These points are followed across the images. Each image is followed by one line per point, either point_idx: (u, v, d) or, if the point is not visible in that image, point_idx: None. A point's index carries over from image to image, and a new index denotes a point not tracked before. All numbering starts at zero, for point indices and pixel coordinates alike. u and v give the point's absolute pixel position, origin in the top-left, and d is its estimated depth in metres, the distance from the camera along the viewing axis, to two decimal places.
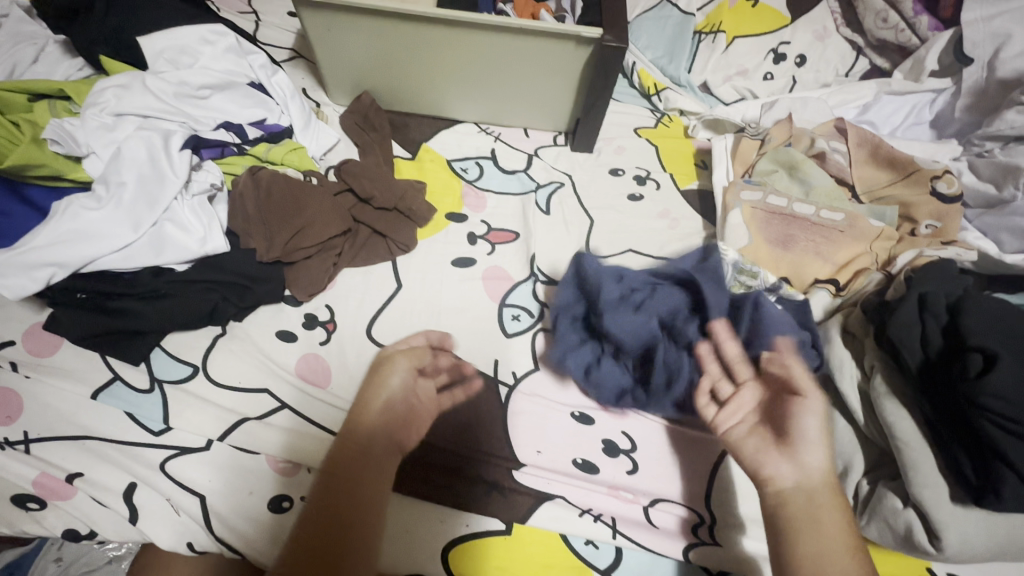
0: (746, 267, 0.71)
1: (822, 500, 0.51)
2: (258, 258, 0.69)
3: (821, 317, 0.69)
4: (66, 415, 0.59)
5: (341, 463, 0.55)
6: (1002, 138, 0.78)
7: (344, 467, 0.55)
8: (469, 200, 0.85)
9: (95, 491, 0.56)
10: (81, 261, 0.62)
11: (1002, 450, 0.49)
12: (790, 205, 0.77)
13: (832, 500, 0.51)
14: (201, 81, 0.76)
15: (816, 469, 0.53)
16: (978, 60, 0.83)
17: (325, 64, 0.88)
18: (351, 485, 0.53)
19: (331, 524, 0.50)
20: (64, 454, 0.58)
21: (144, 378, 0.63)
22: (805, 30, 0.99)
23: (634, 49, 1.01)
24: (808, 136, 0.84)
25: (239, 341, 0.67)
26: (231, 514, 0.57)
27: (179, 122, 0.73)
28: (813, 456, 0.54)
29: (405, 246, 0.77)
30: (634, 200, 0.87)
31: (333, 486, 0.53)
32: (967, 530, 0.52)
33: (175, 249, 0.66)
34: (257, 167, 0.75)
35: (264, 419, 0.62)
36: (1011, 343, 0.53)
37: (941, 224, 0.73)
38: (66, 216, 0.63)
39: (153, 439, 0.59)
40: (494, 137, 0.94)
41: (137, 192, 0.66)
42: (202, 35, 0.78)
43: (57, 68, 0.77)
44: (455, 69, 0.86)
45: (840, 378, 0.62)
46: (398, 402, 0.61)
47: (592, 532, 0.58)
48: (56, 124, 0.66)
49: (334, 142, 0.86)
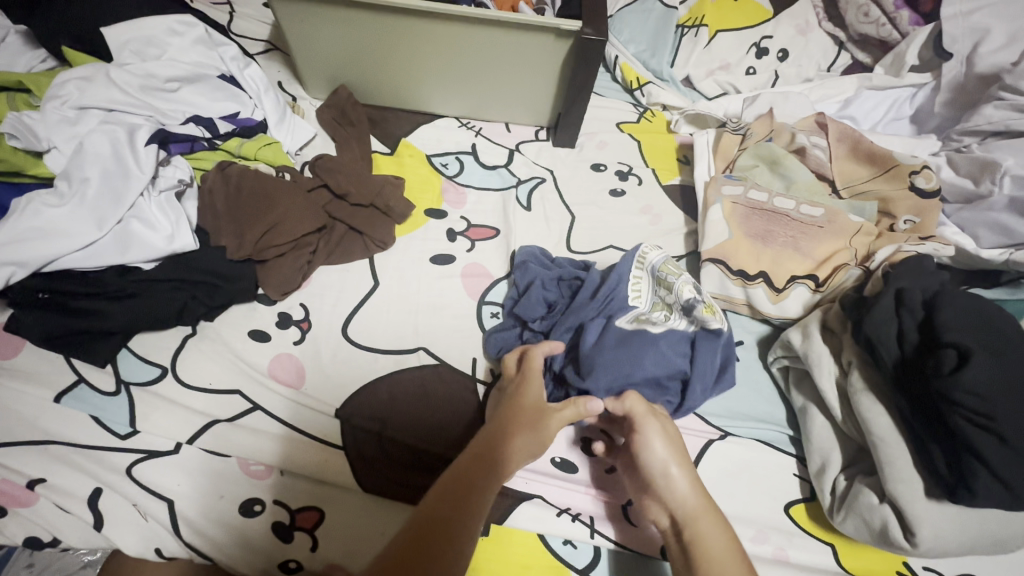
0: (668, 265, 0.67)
1: (694, 524, 0.50)
2: (229, 256, 0.67)
3: (800, 313, 0.71)
4: (27, 419, 0.57)
5: (483, 469, 0.50)
6: (980, 133, 0.78)
7: (476, 467, 0.50)
8: (449, 196, 0.84)
9: (57, 497, 0.55)
10: (42, 260, 0.60)
11: (975, 445, 0.49)
12: (771, 200, 0.77)
13: (708, 517, 0.50)
14: (169, 74, 0.74)
15: (682, 492, 0.51)
16: (958, 55, 0.83)
17: (300, 57, 0.86)
18: (473, 492, 0.48)
19: (437, 528, 0.45)
20: (25, 459, 0.56)
21: (110, 380, 0.61)
22: (787, 24, 0.98)
23: (616, 43, 1.00)
24: (789, 131, 0.84)
25: (209, 341, 0.65)
26: (199, 519, 0.55)
27: (146, 115, 0.71)
28: (675, 481, 0.52)
29: (382, 243, 0.75)
30: (616, 195, 0.86)
31: (450, 487, 0.48)
32: (941, 526, 0.52)
33: (142, 247, 0.64)
34: (227, 163, 0.73)
35: (235, 421, 0.61)
36: (984, 338, 0.53)
37: (919, 220, 0.73)
38: (26, 213, 0.61)
39: (119, 443, 0.58)
40: (474, 131, 0.92)
41: (102, 188, 0.64)
42: (170, 26, 0.76)
43: (19, 60, 0.74)
44: (434, 61, 0.84)
45: (818, 374, 0.62)
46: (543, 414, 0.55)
47: (569, 532, 0.57)
48: (13, 119, 0.64)
49: (309, 137, 0.84)
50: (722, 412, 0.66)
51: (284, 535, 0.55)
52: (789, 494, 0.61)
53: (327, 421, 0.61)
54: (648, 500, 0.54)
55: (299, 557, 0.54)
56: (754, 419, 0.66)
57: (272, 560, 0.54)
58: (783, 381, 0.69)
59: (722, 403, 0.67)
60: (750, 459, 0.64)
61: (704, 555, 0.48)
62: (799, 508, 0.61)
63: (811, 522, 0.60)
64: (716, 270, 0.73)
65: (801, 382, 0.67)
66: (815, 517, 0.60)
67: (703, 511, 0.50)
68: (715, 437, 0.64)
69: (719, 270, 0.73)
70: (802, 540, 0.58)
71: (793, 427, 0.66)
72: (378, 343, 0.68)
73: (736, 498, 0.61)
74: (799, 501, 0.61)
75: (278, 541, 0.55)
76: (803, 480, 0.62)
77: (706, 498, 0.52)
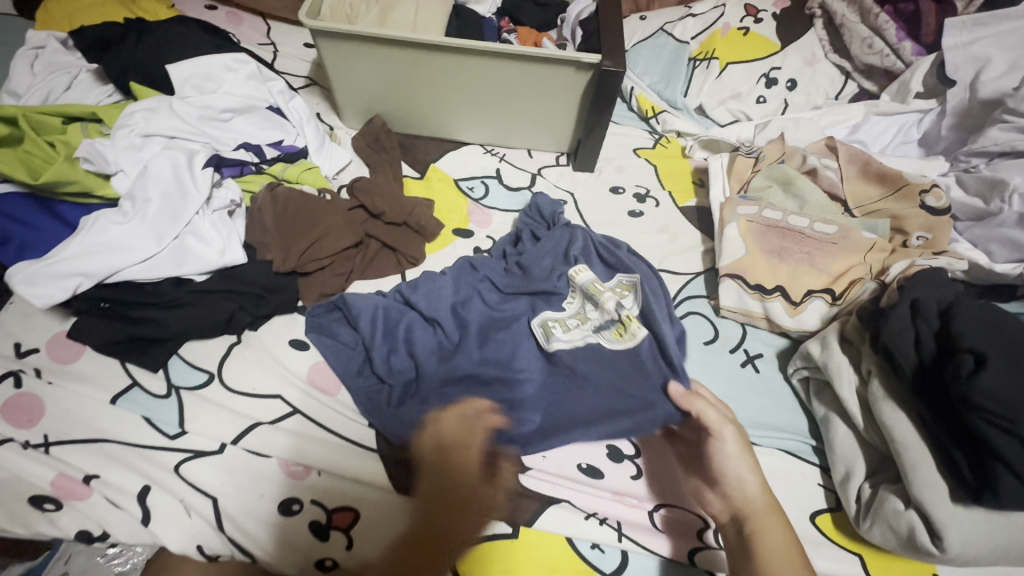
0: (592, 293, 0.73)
1: (755, 523, 0.55)
2: (275, 269, 0.72)
3: (817, 325, 0.73)
4: (85, 419, 0.61)
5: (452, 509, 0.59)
6: (987, 154, 0.80)
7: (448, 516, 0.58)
8: (475, 216, 0.89)
9: (110, 492, 0.58)
10: (106, 270, 0.65)
11: (998, 448, 0.49)
12: (785, 218, 0.80)
13: (772, 516, 0.56)
14: (224, 105, 0.80)
15: (747, 486, 0.58)
16: (961, 82, 0.86)
17: (339, 90, 0.93)
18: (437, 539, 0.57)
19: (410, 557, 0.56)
20: (81, 456, 0.59)
21: (161, 385, 0.65)
22: (795, 56, 1.03)
23: (632, 75, 1.06)
24: (800, 153, 0.87)
25: (253, 349, 0.69)
26: (242, 516, 0.58)
27: (202, 142, 0.77)
28: (750, 483, 0.58)
29: (414, 259, 0.80)
30: (634, 216, 0.90)
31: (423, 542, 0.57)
32: (969, 531, 0.52)
33: (196, 260, 0.70)
34: (276, 184, 0.78)
35: (276, 423, 0.64)
36: (1001, 344, 0.54)
37: (931, 236, 0.76)
38: (94, 229, 0.67)
39: (168, 443, 0.61)
40: (499, 157, 0.98)
41: (162, 208, 0.70)
42: (226, 64, 0.83)
43: (90, 95, 0.82)
44: (463, 93, 0.91)
45: (839, 383, 0.64)
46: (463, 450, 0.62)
47: (597, 536, 0.59)
48: (88, 144, 0.70)
49: (346, 161, 0.90)
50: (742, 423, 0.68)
51: (320, 534, 0.57)
52: (814, 504, 0.63)
53: (362, 427, 0.65)
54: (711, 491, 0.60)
55: (335, 556, 0.57)
56: (776, 429, 0.68)
57: (310, 556, 0.57)
58: (804, 392, 0.70)
59: (744, 412, 0.69)
60: (773, 468, 0.65)
61: (765, 553, 0.53)
62: (826, 518, 0.62)
63: (838, 532, 0.61)
64: (733, 284, 0.76)
65: (821, 392, 0.68)
66: (841, 526, 0.61)
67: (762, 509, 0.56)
68: None
69: (737, 285, 0.76)
70: (830, 550, 0.59)
71: (816, 437, 0.68)
72: (389, 347, 0.69)
73: None
74: (826, 511, 0.62)
75: (315, 539, 0.57)
76: (827, 490, 0.64)
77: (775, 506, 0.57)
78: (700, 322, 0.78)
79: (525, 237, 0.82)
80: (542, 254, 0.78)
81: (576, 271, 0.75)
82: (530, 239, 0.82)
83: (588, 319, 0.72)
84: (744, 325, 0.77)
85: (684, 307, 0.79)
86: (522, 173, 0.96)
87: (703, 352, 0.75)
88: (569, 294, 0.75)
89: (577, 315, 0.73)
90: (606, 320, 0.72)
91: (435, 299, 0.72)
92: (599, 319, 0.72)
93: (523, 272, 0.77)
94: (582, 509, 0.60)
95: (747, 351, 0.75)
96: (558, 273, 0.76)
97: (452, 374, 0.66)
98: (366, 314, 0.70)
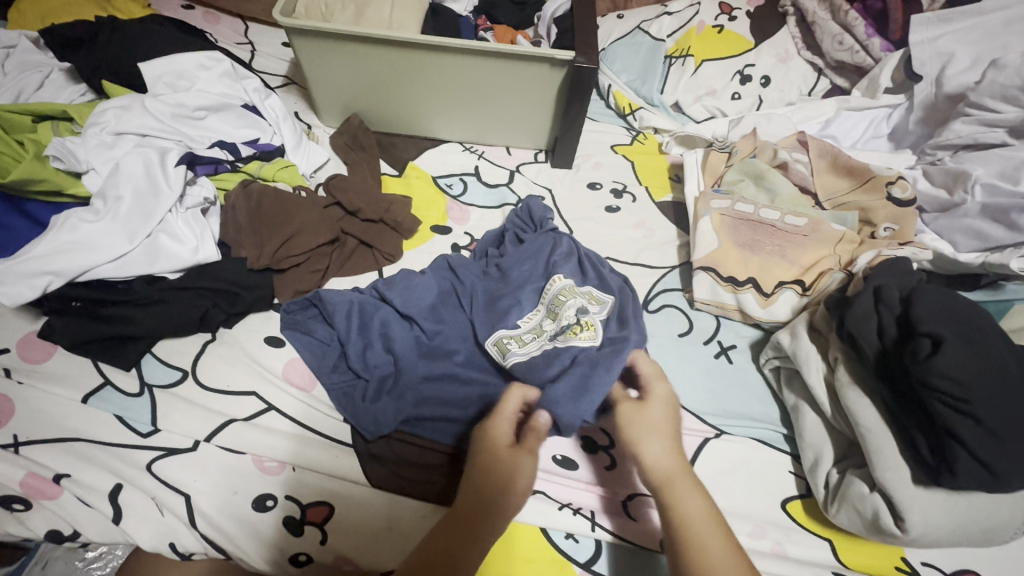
0: (552, 305, 0.69)
1: (670, 489, 0.50)
2: (249, 266, 0.72)
3: (788, 316, 0.74)
4: (56, 419, 0.61)
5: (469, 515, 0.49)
6: (952, 147, 0.82)
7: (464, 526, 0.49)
8: (453, 213, 0.89)
9: (82, 491, 0.57)
10: (77, 269, 0.65)
11: (954, 428, 0.51)
12: (757, 211, 0.81)
13: (681, 480, 0.51)
14: (198, 103, 0.80)
15: (657, 457, 0.53)
16: (927, 77, 0.88)
17: (316, 89, 0.93)
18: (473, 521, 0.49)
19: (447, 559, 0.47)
20: (52, 455, 0.59)
21: (134, 383, 0.64)
22: (768, 53, 1.05)
23: (609, 72, 1.07)
24: (771, 148, 0.88)
25: (228, 346, 0.69)
26: (215, 513, 0.57)
27: (176, 140, 0.77)
28: (649, 450, 0.53)
29: (390, 256, 0.80)
30: (611, 211, 0.91)
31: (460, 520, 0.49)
32: (930, 511, 0.53)
33: (169, 258, 0.70)
34: (250, 182, 0.78)
35: (251, 420, 0.64)
36: (959, 327, 0.55)
37: (898, 227, 0.77)
38: (65, 228, 0.66)
39: (140, 441, 0.61)
40: (477, 154, 0.98)
41: (134, 206, 0.69)
42: (199, 61, 0.83)
43: (62, 94, 0.82)
44: (439, 91, 0.91)
45: (807, 371, 0.65)
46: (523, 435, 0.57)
47: (571, 526, 0.59)
48: (58, 143, 0.70)
49: (323, 160, 0.90)
50: (717, 412, 0.69)
51: (295, 530, 0.57)
52: (785, 491, 0.64)
53: (338, 423, 0.65)
54: (632, 462, 0.56)
55: (309, 550, 0.57)
56: (748, 418, 0.69)
57: (283, 551, 0.56)
58: (775, 382, 0.72)
59: (717, 402, 0.70)
60: (746, 456, 0.66)
61: (683, 524, 0.48)
62: (796, 505, 0.63)
63: (807, 517, 0.62)
64: (707, 277, 0.77)
65: (792, 381, 0.70)
66: (811, 512, 0.62)
67: (678, 473, 0.51)
68: (711, 436, 0.67)
69: (710, 278, 0.77)
70: (800, 536, 0.60)
71: (787, 426, 0.69)
72: (365, 343, 0.68)
73: (729, 494, 0.63)
74: (796, 498, 0.63)
75: (289, 534, 0.57)
76: (798, 477, 0.65)
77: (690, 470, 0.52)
78: (675, 314, 0.79)
79: (509, 239, 0.81)
80: (522, 259, 0.76)
81: (552, 281, 0.71)
82: (513, 240, 0.81)
83: (544, 333, 0.68)
84: (718, 317, 0.79)
85: (659, 300, 0.80)
86: (502, 170, 0.97)
87: (678, 345, 0.76)
88: (532, 307, 0.71)
89: (533, 330, 0.68)
90: (562, 327, 0.67)
91: (411, 298, 0.71)
92: (555, 330, 0.67)
93: (502, 275, 0.75)
94: (556, 500, 0.61)
95: (721, 343, 0.76)
96: (537, 280, 0.73)
97: (432, 371, 0.67)
98: (338, 310, 0.70)
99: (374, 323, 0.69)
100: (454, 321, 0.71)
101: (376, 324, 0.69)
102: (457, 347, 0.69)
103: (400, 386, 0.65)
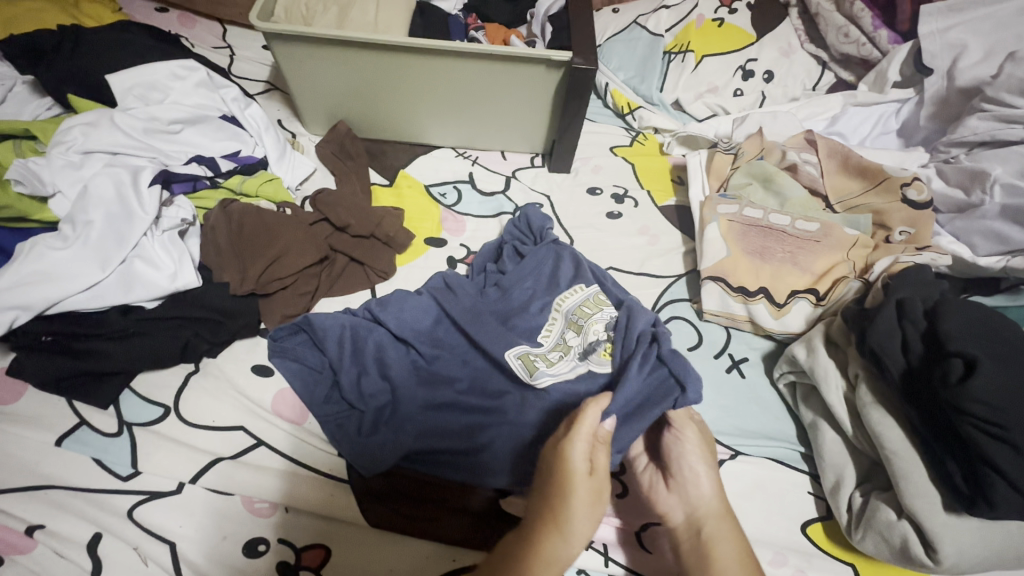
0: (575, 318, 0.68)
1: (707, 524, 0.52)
2: (232, 292, 0.68)
3: (803, 327, 0.71)
4: (27, 464, 0.56)
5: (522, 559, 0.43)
6: (967, 144, 0.79)
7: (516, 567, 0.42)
8: (448, 224, 0.85)
9: (56, 543, 0.53)
10: (45, 302, 0.60)
11: (990, 456, 0.48)
12: (766, 216, 0.77)
13: (720, 522, 0.52)
14: (172, 116, 0.76)
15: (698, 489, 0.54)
16: (939, 70, 0.85)
17: (299, 95, 0.88)
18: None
19: None
20: (22, 505, 0.54)
21: (112, 423, 0.60)
22: (770, 47, 1.01)
23: (606, 70, 1.03)
24: (780, 149, 0.85)
25: (212, 378, 0.65)
26: (203, 561, 0.53)
27: (149, 157, 0.72)
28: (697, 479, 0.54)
29: (383, 273, 0.76)
30: (612, 218, 0.87)
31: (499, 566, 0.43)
32: (962, 540, 0.50)
33: (145, 286, 0.65)
34: (230, 201, 0.74)
35: (239, 458, 0.60)
36: (989, 346, 0.52)
37: (914, 230, 0.74)
38: (31, 256, 0.62)
39: (120, 485, 0.57)
40: (471, 160, 0.94)
41: (105, 230, 0.65)
42: (172, 71, 0.78)
43: (25, 109, 0.76)
44: (430, 97, 0.87)
45: (826, 388, 0.62)
46: (598, 464, 0.47)
47: (583, 561, 0.56)
48: (21, 165, 0.65)
49: (309, 172, 0.85)
50: (731, 431, 0.66)
51: None
52: (805, 513, 0.61)
53: (331, 457, 0.61)
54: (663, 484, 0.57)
55: None
56: (764, 437, 0.66)
57: None
58: (791, 398, 0.68)
59: (730, 420, 0.67)
60: (763, 478, 0.63)
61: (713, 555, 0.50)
62: (817, 527, 0.60)
63: (828, 541, 0.59)
64: (716, 287, 0.73)
65: (809, 398, 0.66)
66: (832, 535, 0.59)
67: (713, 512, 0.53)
68: (727, 457, 0.64)
69: (719, 288, 0.73)
70: (822, 561, 0.57)
71: (805, 443, 0.66)
72: (359, 370, 0.64)
73: (747, 519, 0.60)
74: (816, 521, 0.60)
75: None
76: (818, 498, 0.62)
77: (724, 507, 0.53)
78: (683, 327, 0.75)
79: (507, 253, 0.77)
80: (523, 275, 0.72)
81: (562, 297, 0.70)
82: (512, 255, 0.77)
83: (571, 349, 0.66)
84: (728, 328, 0.75)
85: (666, 312, 0.77)
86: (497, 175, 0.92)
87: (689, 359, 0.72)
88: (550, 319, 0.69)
89: (558, 346, 0.66)
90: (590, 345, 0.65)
91: (406, 320, 0.68)
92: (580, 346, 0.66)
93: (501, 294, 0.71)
94: None
95: (733, 356, 0.73)
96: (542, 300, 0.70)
97: (430, 399, 0.63)
98: (330, 335, 0.66)
99: (367, 347, 0.66)
100: (453, 342, 0.68)
101: (370, 348, 0.66)
102: (458, 373, 0.65)
103: (399, 416, 0.61)
